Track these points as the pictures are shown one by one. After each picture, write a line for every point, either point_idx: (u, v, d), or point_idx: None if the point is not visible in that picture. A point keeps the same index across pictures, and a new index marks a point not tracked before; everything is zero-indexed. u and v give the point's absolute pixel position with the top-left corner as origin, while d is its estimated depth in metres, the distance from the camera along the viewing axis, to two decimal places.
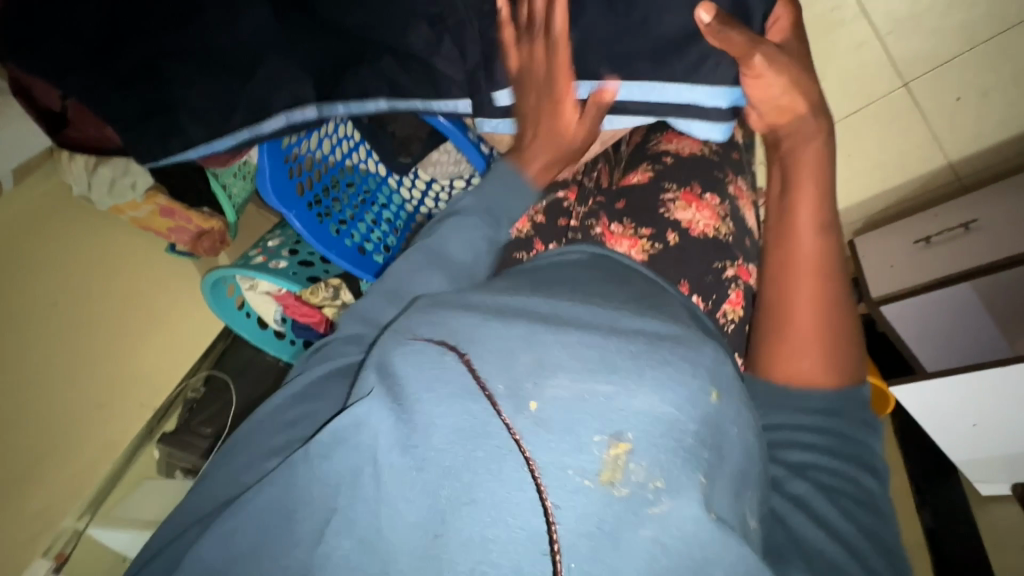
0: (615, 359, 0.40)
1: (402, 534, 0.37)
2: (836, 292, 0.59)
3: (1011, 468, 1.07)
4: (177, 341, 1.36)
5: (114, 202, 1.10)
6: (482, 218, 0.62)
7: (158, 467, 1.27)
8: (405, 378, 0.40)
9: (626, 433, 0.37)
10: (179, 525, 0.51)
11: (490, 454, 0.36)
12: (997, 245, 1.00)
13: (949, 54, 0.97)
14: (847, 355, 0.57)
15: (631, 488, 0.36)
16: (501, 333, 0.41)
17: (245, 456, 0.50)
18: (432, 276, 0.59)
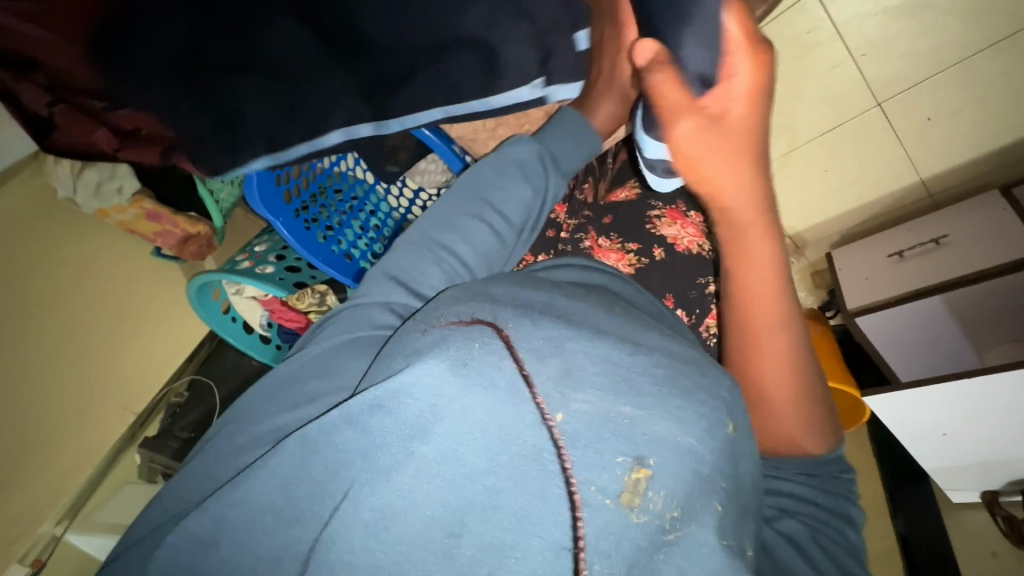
0: (641, 382, 0.40)
1: (413, 535, 0.39)
2: (795, 342, 0.53)
3: (977, 475, 1.12)
4: (161, 345, 1.35)
5: (100, 205, 1.09)
6: (526, 172, 0.67)
7: (138, 471, 1.26)
8: (437, 359, 0.40)
9: (649, 459, 0.38)
10: (171, 513, 0.54)
11: (512, 463, 0.38)
12: (968, 261, 1.04)
13: (919, 76, 1.00)
14: (815, 399, 0.56)
15: (648, 515, 0.38)
16: (530, 332, 0.41)
17: (239, 442, 0.54)
18: (480, 229, 0.63)
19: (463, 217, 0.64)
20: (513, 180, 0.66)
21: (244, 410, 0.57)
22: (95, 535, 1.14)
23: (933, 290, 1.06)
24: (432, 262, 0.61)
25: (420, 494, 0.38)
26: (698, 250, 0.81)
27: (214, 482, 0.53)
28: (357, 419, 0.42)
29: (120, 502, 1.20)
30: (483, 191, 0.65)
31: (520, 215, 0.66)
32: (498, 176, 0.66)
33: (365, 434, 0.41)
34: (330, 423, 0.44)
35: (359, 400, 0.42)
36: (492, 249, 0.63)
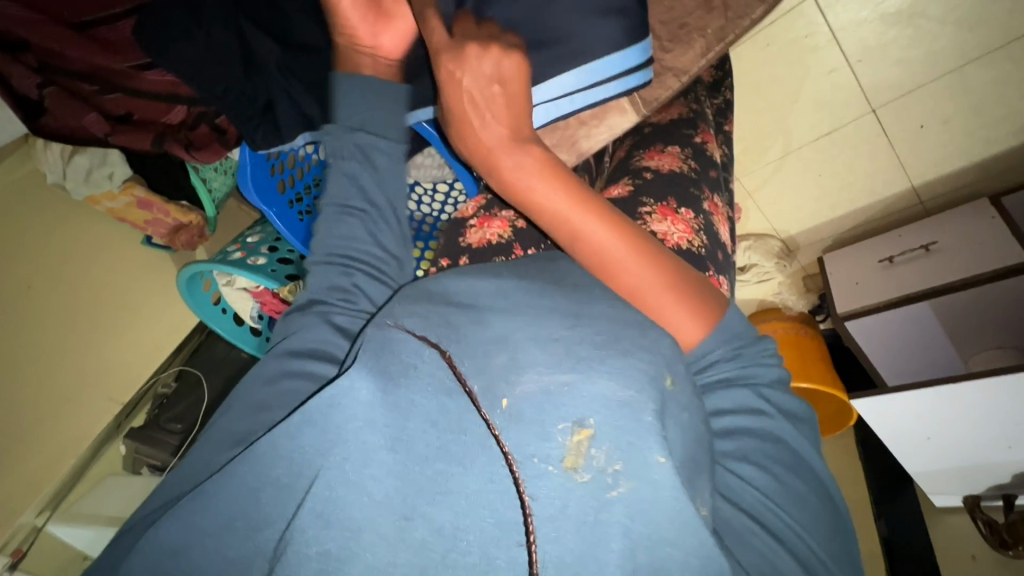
0: (579, 350, 0.40)
1: (370, 514, 0.38)
2: (651, 253, 0.51)
3: (961, 479, 1.14)
4: (148, 336, 1.33)
5: (89, 191, 1.07)
6: (355, 145, 0.59)
7: (124, 463, 1.26)
8: (390, 367, 0.42)
9: (589, 419, 0.37)
10: (156, 506, 0.53)
11: (466, 447, 0.38)
12: (956, 267, 1.05)
13: (912, 83, 1.01)
14: (702, 292, 0.52)
15: (592, 473, 0.36)
16: (477, 335, 0.42)
17: (215, 446, 0.52)
18: (350, 225, 0.58)
19: (335, 224, 0.58)
20: (347, 163, 0.59)
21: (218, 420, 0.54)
22: (78, 528, 1.10)
23: (919, 297, 1.06)
24: (337, 267, 0.57)
25: (375, 477, 0.39)
26: (688, 247, 0.73)
27: (190, 480, 0.51)
28: (316, 419, 0.43)
29: (102, 493, 1.18)
30: (337, 193, 0.59)
31: (378, 186, 0.60)
32: (339, 171, 0.59)
33: (329, 433, 0.42)
34: (288, 427, 0.44)
35: (317, 400, 0.43)
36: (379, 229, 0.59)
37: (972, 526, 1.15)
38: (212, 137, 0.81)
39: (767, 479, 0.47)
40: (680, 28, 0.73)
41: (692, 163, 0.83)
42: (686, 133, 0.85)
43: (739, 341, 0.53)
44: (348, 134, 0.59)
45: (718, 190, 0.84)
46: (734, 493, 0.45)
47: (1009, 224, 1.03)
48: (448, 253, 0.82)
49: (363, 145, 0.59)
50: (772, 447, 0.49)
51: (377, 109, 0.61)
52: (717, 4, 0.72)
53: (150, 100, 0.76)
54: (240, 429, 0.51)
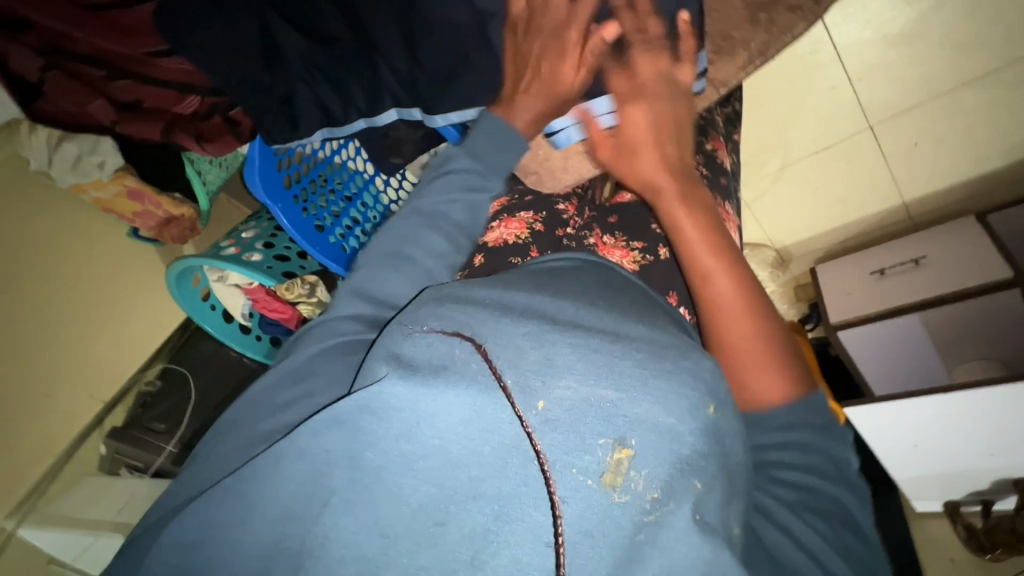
0: (621, 365, 0.38)
1: (403, 520, 0.37)
2: (757, 302, 0.54)
3: (943, 485, 1.18)
4: (132, 333, 1.29)
5: (76, 179, 1.02)
6: (471, 173, 0.60)
7: (100, 463, 1.20)
8: (419, 365, 0.40)
9: (630, 439, 0.36)
10: (174, 507, 0.50)
11: (497, 449, 0.37)
12: (945, 282, 1.09)
13: (910, 102, 1.04)
14: (788, 357, 0.54)
15: (631, 495, 0.35)
16: (508, 330, 0.40)
17: (233, 445, 0.50)
18: (425, 237, 0.56)
19: (415, 229, 0.57)
20: (447, 182, 0.59)
21: (232, 416, 0.52)
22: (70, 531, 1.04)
23: (911, 308, 1.11)
24: (393, 273, 0.55)
25: (407, 483, 0.38)
26: None
27: (199, 485, 0.49)
28: (346, 421, 0.40)
29: (79, 493, 1.13)
30: (423, 203, 0.58)
31: (466, 215, 0.59)
32: (439, 185, 0.59)
33: (360, 435, 0.40)
34: (314, 426, 0.41)
35: (347, 402, 0.40)
36: (448, 252, 0.57)
37: (949, 528, 1.20)
38: (224, 128, 0.82)
39: (824, 530, 0.49)
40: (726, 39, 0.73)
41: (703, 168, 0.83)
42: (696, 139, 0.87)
43: (822, 418, 0.54)
44: (462, 158, 0.60)
45: (727, 198, 0.86)
46: (789, 527, 0.48)
47: (994, 241, 1.07)
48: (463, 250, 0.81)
49: (468, 173, 0.59)
50: (831, 506, 0.51)
51: (497, 143, 0.61)
52: (764, 17, 0.73)
53: (158, 88, 0.76)
54: (263, 430, 0.49)
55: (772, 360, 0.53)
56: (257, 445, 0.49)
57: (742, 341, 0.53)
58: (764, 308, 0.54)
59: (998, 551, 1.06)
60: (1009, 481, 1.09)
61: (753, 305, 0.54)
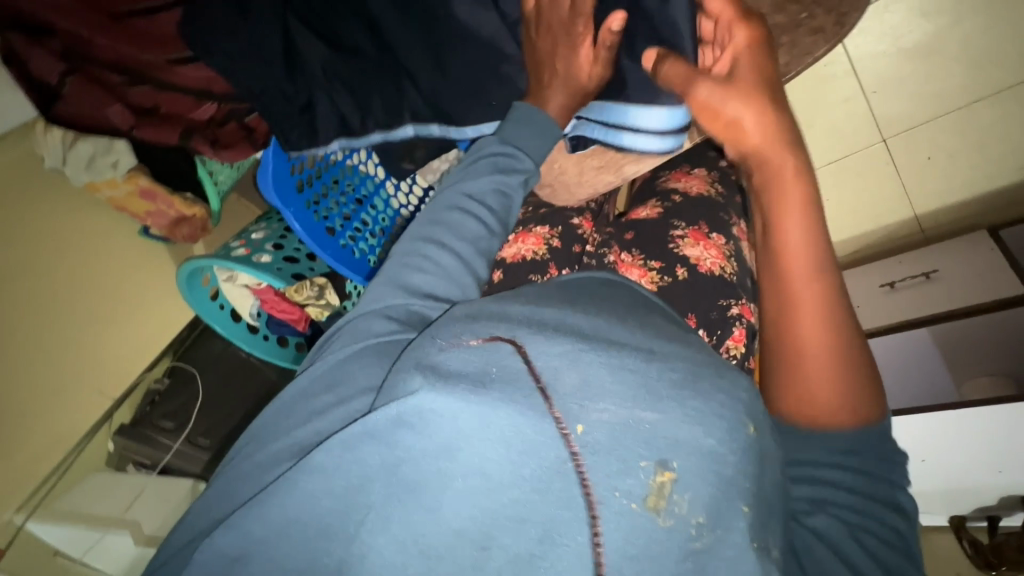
0: (659, 389, 0.39)
1: (443, 540, 0.37)
2: (832, 301, 0.54)
3: (950, 499, 1.18)
4: (141, 333, 1.29)
5: (90, 178, 1.02)
6: (501, 164, 0.61)
7: (109, 459, 1.22)
8: (453, 372, 0.40)
9: (672, 461, 0.37)
10: (201, 531, 0.50)
11: (537, 472, 0.37)
12: (956, 296, 1.09)
13: (924, 116, 1.09)
14: (853, 366, 0.54)
15: (674, 519, 0.36)
16: (545, 348, 0.41)
17: (260, 465, 0.49)
18: (461, 223, 0.58)
19: (449, 214, 0.58)
20: (474, 171, 0.61)
21: (254, 442, 0.53)
22: (79, 527, 1.07)
23: (919, 323, 1.10)
24: (428, 263, 0.55)
25: (448, 504, 0.38)
26: (721, 273, 0.76)
27: (237, 499, 0.49)
28: (379, 434, 0.40)
29: (88, 489, 1.15)
30: (453, 192, 0.60)
31: (501, 204, 0.60)
32: (468, 174, 0.61)
33: (393, 451, 0.40)
34: (346, 440, 0.42)
35: (380, 415, 0.40)
36: (482, 238, 0.58)
37: (954, 544, 1.19)
38: (240, 135, 0.84)
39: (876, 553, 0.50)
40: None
41: (719, 188, 0.86)
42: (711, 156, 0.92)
43: (879, 454, 0.53)
44: (488, 148, 0.62)
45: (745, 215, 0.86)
46: (819, 528, 0.51)
47: (1007, 258, 1.07)
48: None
49: (495, 161, 0.61)
50: (887, 532, 0.51)
51: (535, 135, 0.63)
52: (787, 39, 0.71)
53: (178, 93, 0.77)
54: (275, 449, 0.49)
55: (838, 386, 0.54)
56: (269, 467, 0.49)
57: (806, 334, 0.54)
58: (856, 349, 0.54)
59: (1003, 567, 1.05)
60: (1016, 498, 1.09)
61: (842, 328, 0.54)
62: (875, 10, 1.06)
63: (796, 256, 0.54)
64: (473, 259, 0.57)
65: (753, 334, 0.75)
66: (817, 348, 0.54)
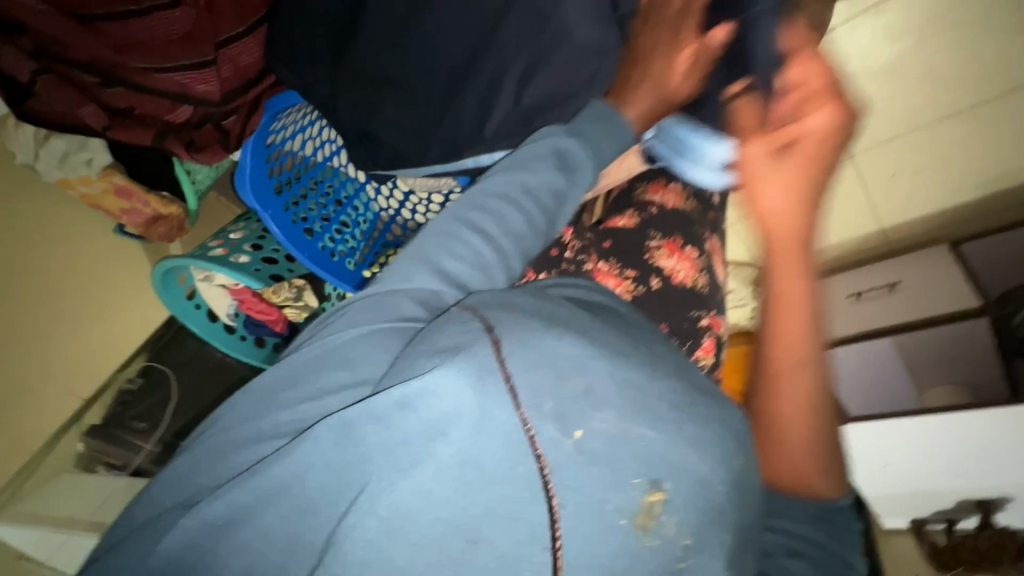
0: (660, 409, 0.42)
1: (428, 532, 0.38)
2: (818, 382, 0.59)
3: (911, 503, 1.22)
4: (114, 332, 1.27)
5: (64, 175, 1.00)
6: (561, 160, 0.60)
7: (77, 461, 1.17)
8: (453, 353, 0.41)
9: (664, 484, 0.40)
10: (178, 503, 0.49)
11: (531, 473, 0.39)
12: (917, 307, 1.14)
13: (889, 134, 1.09)
14: (829, 448, 0.60)
15: (661, 539, 0.40)
16: (557, 347, 0.41)
17: (237, 449, 0.49)
18: (507, 215, 0.57)
19: (498, 203, 0.57)
20: (537, 165, 0.60)
21: (241, 410, 0.51)
22: (46, 529, 1.03)
23: (884, 332, 1.15)
24: (460, 249, 0.54)
25: (440, 496, 0.39)
26: (693, 284, 0.80)
27: (215, 478, 0.49)
28: (382, 416, 0.41)
29: (54, 494, 1.10)
30: (511, 178, 0.59)
31: (552, 204, 0.59)
32: (530, 166, 0.60)
33: (388, 453, 0.40)
34: (343, 421, 0.42)
35: (384, 397, 0.41)
36: (521, 234, 0.57)
37: (915, 545, 1.25)
38: (214, 138, 0.85)
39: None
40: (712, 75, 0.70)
41: (694, 202, 0.88)
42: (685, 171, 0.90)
43: (839, 522, 0.60)
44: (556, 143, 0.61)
45: (716, 232, 0.89)
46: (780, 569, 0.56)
47: (965, 271, 1.11)
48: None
49: (557, 161, 0.60)
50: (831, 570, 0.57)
51: (601, 132, 0.63)
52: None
53: (154, 96, 0.78)
54: (266, 426, 0.49)
55: (818, 470, 0.59)
56: (259, 442, 0.48)
57: (788, 413, 0.59)
58: (832, 434, 0.60)
59: None
60: (972, 503, 1.14)
61: (819, 411, 0.60)
62: (840, 31, 1.01)
63: (797, 339, 0.59)
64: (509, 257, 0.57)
65: (720, 345, 0.79)
66: (796, 428, 0.59)
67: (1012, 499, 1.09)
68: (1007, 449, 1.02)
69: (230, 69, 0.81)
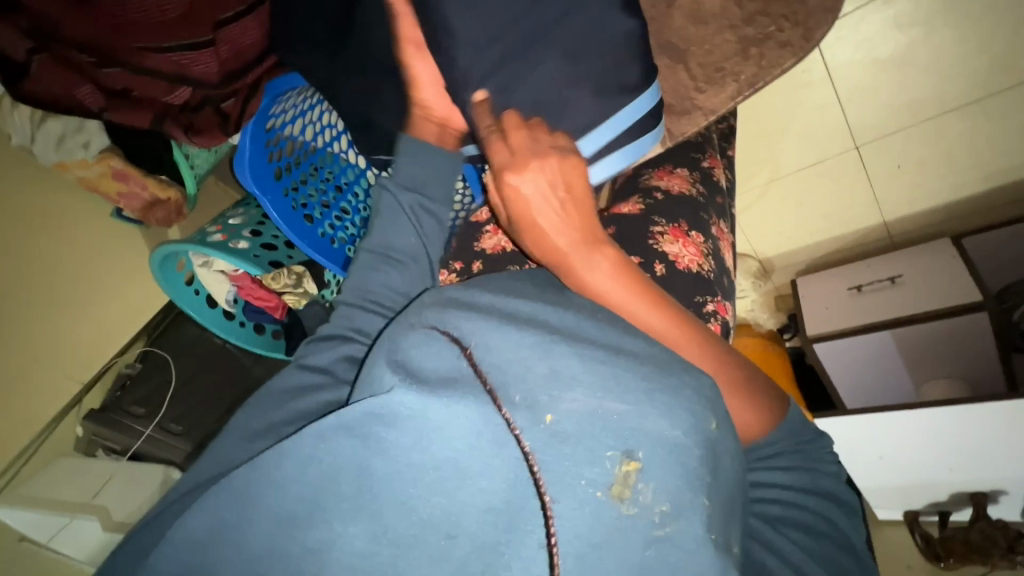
0: (628, 380, 0.41)
1: (416, 530, 0.39)
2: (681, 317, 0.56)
3: (905, 495, 1.23)
4: (114, 318, 1.27)
5: (60, 158, 0.98)
6: (406, 200, 0.65)
7: (76, 444, 1.21)
8: (427, 373, 0.43)
9: (638, 452, 0.39)
10: (202, 479, 0.55)
11: (506, 463, 0.39)
12: (921, 300, 1.12)
13: (895, 126, 1.08)
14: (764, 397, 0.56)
15: (639, 507, 0.38)
16: (515, 340, 0.43)
17: (247, 446, 0.54)
18: (385, 274, 0.64)
19: (371, 270, 0.65)
20: (394, 214, 0.64)
21: (234, 426, 0.57)
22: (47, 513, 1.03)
23: (884, 326, 1.14)
24: (366, 311, 0.63)
25: (421, 500, 0.40)
26: (699, 270, 0.72)
27: (235, 461, 0.54)
28: (356, 427, 0.42)
29: (52, 476, 1.12)
30: (380, 240, 0.65)
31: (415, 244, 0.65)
32: (388, 221, 0.64)
33: (368, 443, 0.42)
34: (330, 424, 0.43)
35: (357, 408, 0.42)
36: (409, 283, 0.64)
37: (909, 537, 1.27)
38: (213, 123, 0.85)
39: (810, 545, 0.53)
40: (715, 71, 0.66)
41: (700, 187, 0.80)
42: (694, 156, 0.83)
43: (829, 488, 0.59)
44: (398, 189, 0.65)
45: (723, 217, 0.82)
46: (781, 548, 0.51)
47: (967, 266, 1.11)
48: (462, 255, 0.81)
49: (410, 205, 0.65)
50: (819, 525, 0.55)
51: (426, 166, 0.65)
52: (754, 52, 0.65)
53: (151, 78, 0.78)
54: (258, 426, 0.56)
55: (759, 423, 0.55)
56: (257, 439, 0.55)
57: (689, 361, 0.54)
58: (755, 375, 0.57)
59: (950, 559, 1.16)
60: (966, 495, 1.16)
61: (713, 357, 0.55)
62: (852, 18, 0.98)
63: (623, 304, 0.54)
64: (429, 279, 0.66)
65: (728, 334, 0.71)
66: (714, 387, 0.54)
67: (1004, 491, 1.11)
68: (1003, 443, 1.02)
69: (229, 50, 0.79)
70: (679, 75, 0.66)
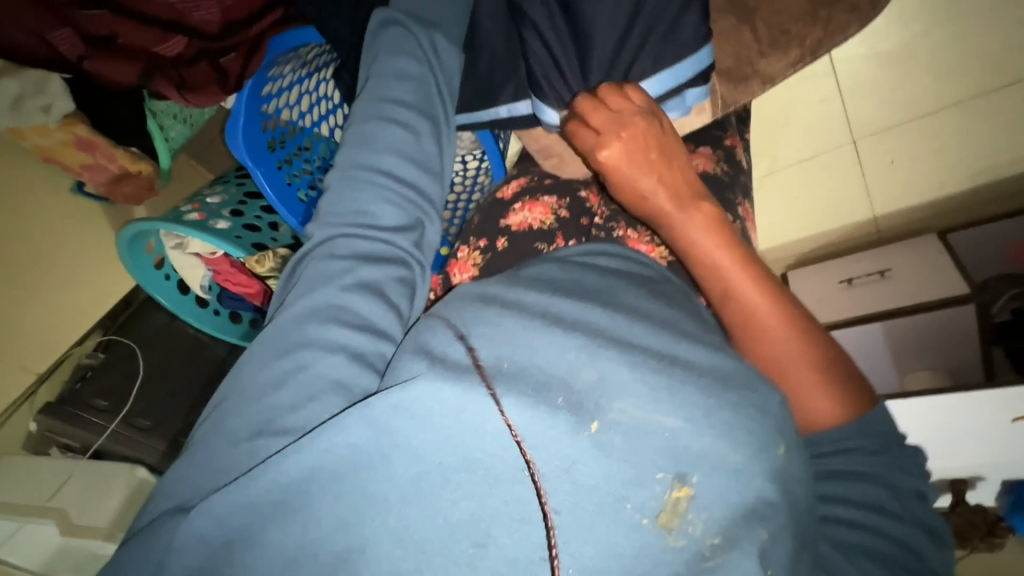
0: (683, 393, 0.37)
1: (436, 537, 0.33)
2: (753, 267, 0.54)
3: None
4: (68, 302, 1.13)
5: (14, 123, 0.82)
6: (415, 47, 0.59)
7: (27, 442, 1.10)
8: (454, 360, 0.38)
9: (691, 476, 0.35)
10: (169, 508, 0.41)
11: (543, 480, 0.34)
12: (911, 292, 1.14)
13: (892, 120, 1.17)
14: (824, 358, 0.53)
15: (686, 539, 0.34)
16: (559, 341, 0.38)
17: (220, 445, 0.41)
18: (394, 134, 0.53)
19: (375, 129, 0.53)
20: (404, 56, 0.58)
21: (212, 414, 0.44)
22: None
23: (874, 315, 1.16)
24: (373, 190, 0.51)
25: (445, 507, 0.34)
26: None
27: (211, 480, 0.40)
28: (377, 422, 0.36)
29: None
30: (381, 92, 0.55)
31: (419, 96, 0.57)
32: (388, 67, 0.57)
33: (390, 440, 0.36)
34: (337, 422, 0.36)
35: (381, 400, 0.36)
36: (417, 151, 0.54)
37: None
38: (210, 77, 0.81)
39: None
40: (781, 34, 0.67)
41: (724, 167, 0.79)
42: (716, 135, 0.82)
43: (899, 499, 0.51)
44: (413, 27, 0.60)
45: (748, 198, 0.81)
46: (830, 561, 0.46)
47: (954, 261, 1.13)
48: (485, 233, 0.77)
49: (429, 46, 0.60)
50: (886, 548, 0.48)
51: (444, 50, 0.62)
52: (823, 14, 0.66)
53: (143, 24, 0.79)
54: (256, 415, 0.41)
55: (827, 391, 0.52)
56: (258, 437, 0.40)
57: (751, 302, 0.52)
58: (811, 330, 0.53)
59: None
60: (946, 481, 1.20)
61: (783, 304, 0.53)
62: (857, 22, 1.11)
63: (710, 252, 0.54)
64: (444, 143, 0.58)
65: None
66: (784, 348, 0.52)
67: (982, 477, 1.15)
68: (989, 433, 1.05)
69: None
70: (742, 36, 0.66)
